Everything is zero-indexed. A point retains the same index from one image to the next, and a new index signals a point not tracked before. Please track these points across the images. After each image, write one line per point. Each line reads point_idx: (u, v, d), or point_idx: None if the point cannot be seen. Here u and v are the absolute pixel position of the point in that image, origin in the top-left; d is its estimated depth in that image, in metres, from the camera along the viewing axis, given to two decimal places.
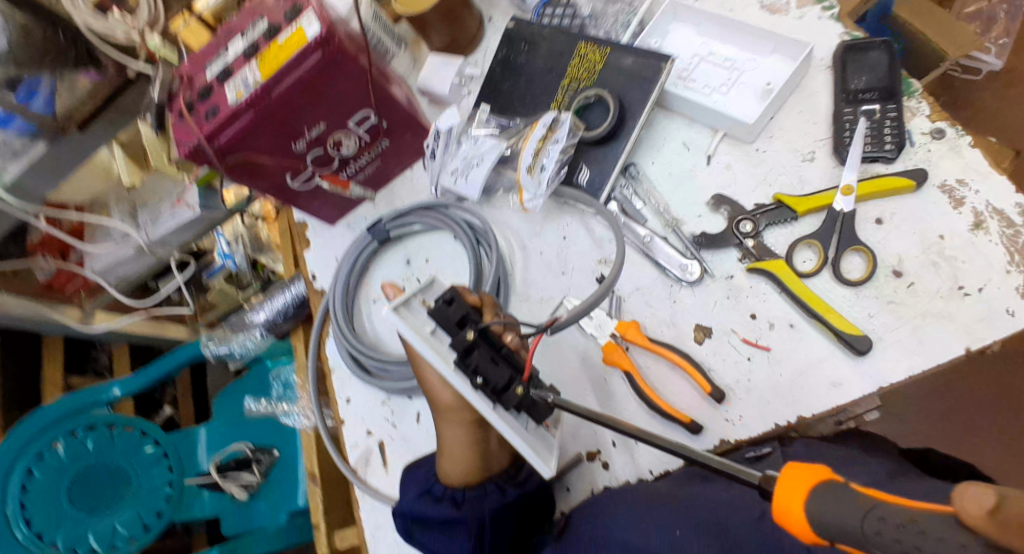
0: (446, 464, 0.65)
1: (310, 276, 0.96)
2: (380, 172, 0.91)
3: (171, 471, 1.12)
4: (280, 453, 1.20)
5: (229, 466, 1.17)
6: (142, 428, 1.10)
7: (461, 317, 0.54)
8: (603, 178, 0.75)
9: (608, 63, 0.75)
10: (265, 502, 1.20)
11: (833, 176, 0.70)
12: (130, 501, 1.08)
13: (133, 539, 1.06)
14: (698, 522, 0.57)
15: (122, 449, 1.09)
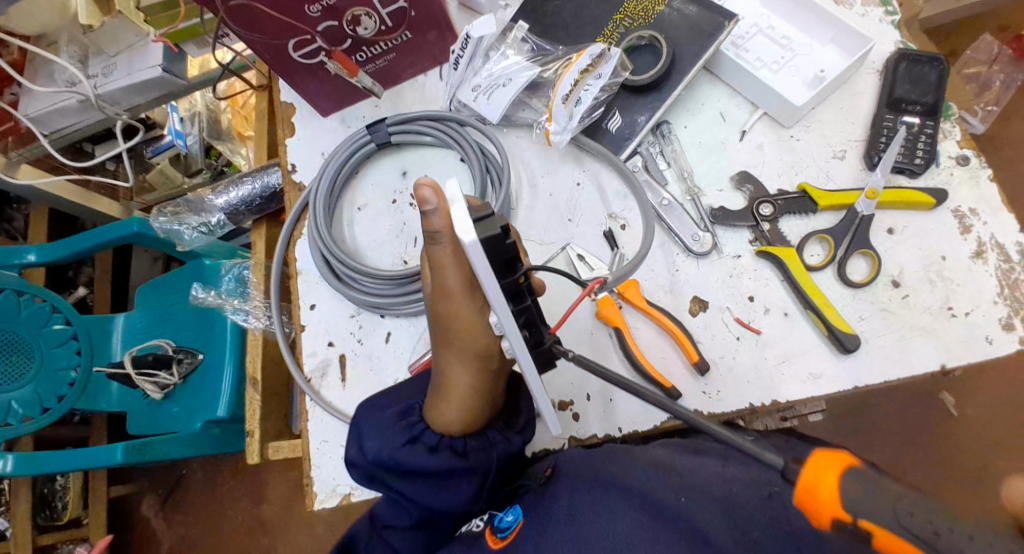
0: (443, 410, 0.59)
1: (289, 165, 0.88)
2: (392, 70, 0.84)
3: (77, 356, 1.07)
4: (206, 356, 1.13)
5: (145, 362, 1.10)
6: (54, 304, 1.05)
7: (515, 259, 0.46)
8: (635, 130, 0.72)
9: (669, 9, 0.73)
10: (176, 405, 1.15)
11: (858, 178, 0.70)
12: (34, 377, 1.02)
13: (29, 418, 1.02)
14: (703, 488, 0.53)
15: (28, 321, 1.02)
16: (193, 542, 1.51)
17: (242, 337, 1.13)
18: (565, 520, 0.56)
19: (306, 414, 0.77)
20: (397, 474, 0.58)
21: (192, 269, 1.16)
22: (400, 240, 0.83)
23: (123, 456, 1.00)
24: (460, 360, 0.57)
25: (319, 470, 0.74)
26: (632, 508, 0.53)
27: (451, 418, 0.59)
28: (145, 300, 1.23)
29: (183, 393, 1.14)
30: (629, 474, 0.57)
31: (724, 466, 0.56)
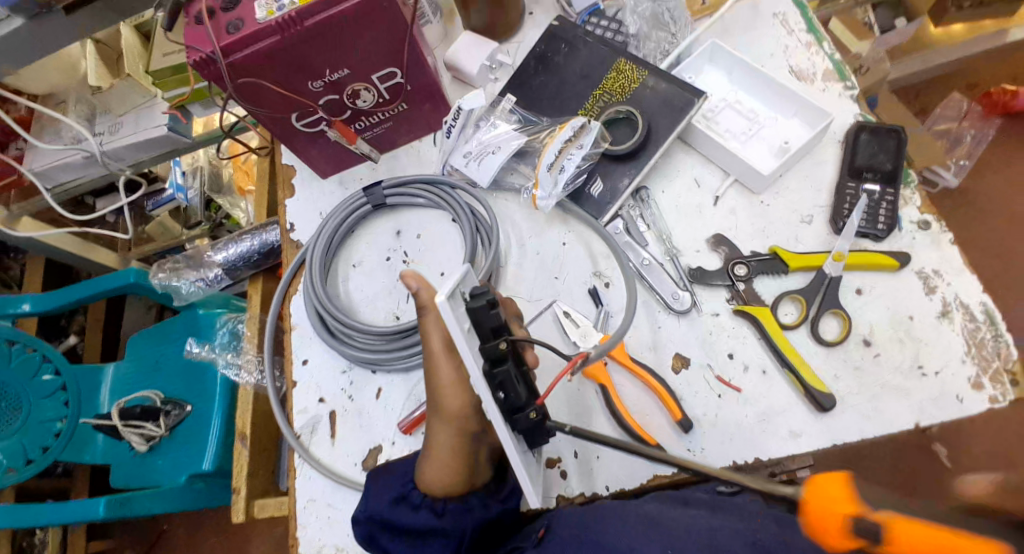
0: (435, 469, 0.62)
1: (288, 224, 0.92)
2: (388, 136, 0.89)
3: (65, 408, 1.09)
4: (195, 408, 1.14)
5: (132, 414, 1.11)
6: (44, 353, 1.06)
7: (500, 328, 0.53)
8: (616, 195, 0.77)
9: (643, 86, 0.78)
10: (162, 460, 1.14)
11: (826, 241, 0.74)
12: (19, 429, 1.03)
13: (10, 469, 1.02)
14: (696, 539, 0.54)
15: (18, 373, 1.03)
16: None
17: (232, 391, 1.14)
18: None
19: (294, 471, 0.77)
20: (392, 535, 0.63)
21: (189, 319, 1.18)
22: (392, 296, 0.86)
23: (104, 511, 0.98)
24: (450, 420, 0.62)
25: (305, 530, 0.75)
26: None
27: (443, 474, 0.62)
28: (133, 354, 1.24)
29: (168, 446, 1.14)
30: (620, 527, 0.57)
31: (711, 519, 0.57)
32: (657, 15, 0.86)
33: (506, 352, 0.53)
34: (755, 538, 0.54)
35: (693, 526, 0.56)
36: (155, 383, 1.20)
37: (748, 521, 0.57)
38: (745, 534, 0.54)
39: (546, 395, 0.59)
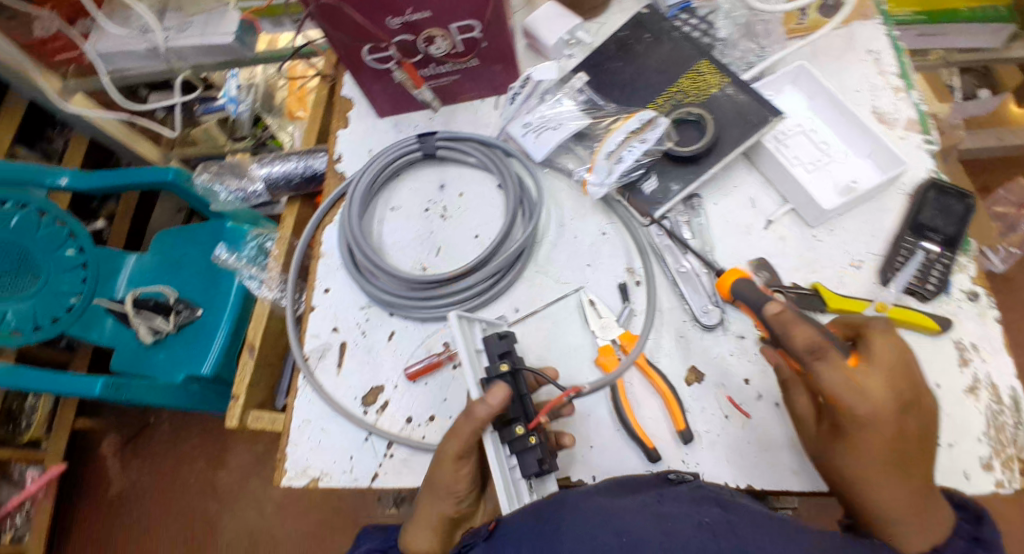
0: (416, 536, 0.62)
1: (336, 155, 0.92)
2: (452, 90, 0.88)
3: (82, 285, 1.11)
4: (204, 313, 1.18)
5: (146, 305, 1.14)
6: (71, 229, 1.09)
7: (506, 353, 0.67)
8: (664, 198, 0.75)
9: (722, 93, 0.76)
10: (164, 354, 1.17)
11: (871, 289, 0.72)
12: (35, 295, 1.06)
13: (16, 333, 1.04)
14: (653, 514, 0.54)
15: (42, 242, 1.06)
16: (142, 490, 1.51)
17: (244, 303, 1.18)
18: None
19: (295, 390, 0.79)
20: None
21: (213, 230, 1.23)
22: (423, 246, 0.85)
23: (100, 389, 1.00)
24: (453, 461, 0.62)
25: (294, 449, 0.76)
26: (578, 544, 0.51)
27: (427, 544, 0.62)
28: (155, 248, 1.26)
29: (173, 342, 1.16)
30: (573, 507, 0.56)
31: (661, 505, 0.56)
32: (750, 25, 0.85)
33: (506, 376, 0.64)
34: (702, 520, 0.52)
35: (648, 513, 0.54)
36: (173, 280, 1.23)
37: (698, 506, 0.56)
38: (692, 516, 0.53)
39: (541, 415, 0.64)
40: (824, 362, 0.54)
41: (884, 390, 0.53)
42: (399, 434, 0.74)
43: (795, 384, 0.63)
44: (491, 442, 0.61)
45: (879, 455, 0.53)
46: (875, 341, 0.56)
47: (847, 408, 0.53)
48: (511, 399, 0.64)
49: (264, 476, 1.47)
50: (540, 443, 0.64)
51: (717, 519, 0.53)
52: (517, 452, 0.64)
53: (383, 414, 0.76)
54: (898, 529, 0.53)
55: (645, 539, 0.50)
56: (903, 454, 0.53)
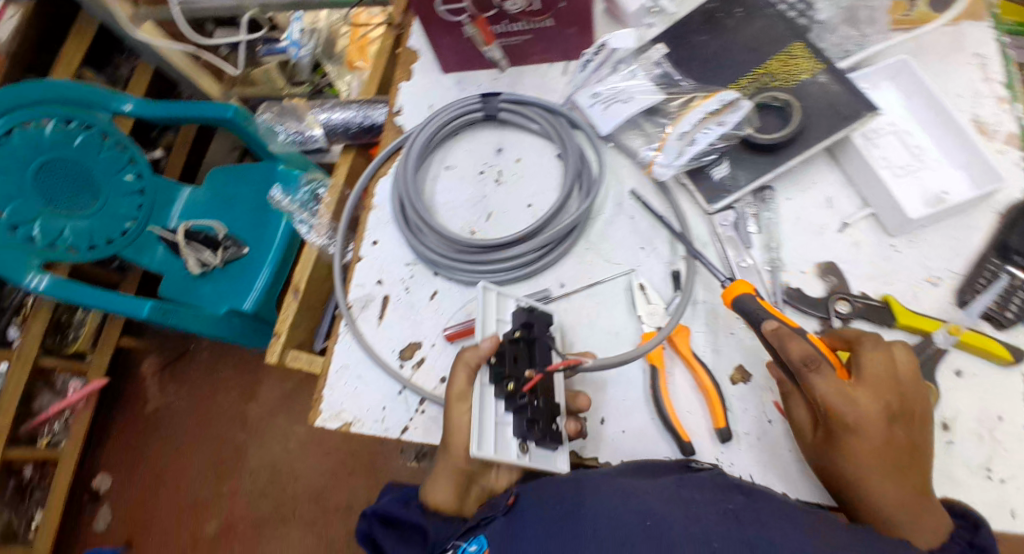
0: (435, 490, 0.64)
1: (395, 107, 0.91)
2: (522, 50, 0.85)
3: (137, 211, 1.16)
4: (250, 252, 1.21)
5: (195, 238, 1.15)
6: (132, 156, 1.13)
7: (526, 321, 0.67)
8: (734, 186, 0.72)
9: (814, 81, 0.71)
10: (210, 287, 1.20)
11: (944, 309, 0.67)
12: (93, 215, 1.09)
13: (73, 251, 1.06)
14: (672, 497, 0.53)
15: (104, 164, 1.09)
16: (177, 411, 1.58)
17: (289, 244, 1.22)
18: (535, 543, 0.52)
19: (336, 336, 0.80)
20: (386, 526, 0.66)
21: (263, 169, 1.25)
22: (474, 209, 0.84)
23: (148, 312, 1.03)
24: (457, 401, 0.63)
25: (330, 392, 0.77)
26: (599, 520, 0.51)
27: (444, 498, 0.64)
28: (209, 182, 1.27)
29: (220, 276, 1.20)
30: (592, 486, 0.56)
31: (680, 488, 0.54)
32: (853, 10, 0.77)
33: (517, 337, 0.65)
34: (727, 507, 0.51)
35: (669, 495, 0.53)
36: (223, 217, 1.25)
37: (720, 491, 0.54)
38: (715, 503, 0.51)
39: (537, 377, 0.63)
40: (819, 374, 0.56)
41: (870, 396, 0.55)
42: (431, 392, 0.74)
43: (793, 394, 0.62)
44: (478, 390, 0.62)
45: (876, 456, 0.54)
46: (863, 354, 0.58)
47: (838, 413, 0.55)
48: (517, 361, 0.64)
49: (291, 413, 1.51)
50: (533, 404, 0.63)
51: (741, 505, 0.51)
52: (512, 410, 0.63)
53: (418, 371, 0.76)
54: (903, 526, 0.54)
55: (667, 520, 0.50)
56: (897, 454, 0.55)
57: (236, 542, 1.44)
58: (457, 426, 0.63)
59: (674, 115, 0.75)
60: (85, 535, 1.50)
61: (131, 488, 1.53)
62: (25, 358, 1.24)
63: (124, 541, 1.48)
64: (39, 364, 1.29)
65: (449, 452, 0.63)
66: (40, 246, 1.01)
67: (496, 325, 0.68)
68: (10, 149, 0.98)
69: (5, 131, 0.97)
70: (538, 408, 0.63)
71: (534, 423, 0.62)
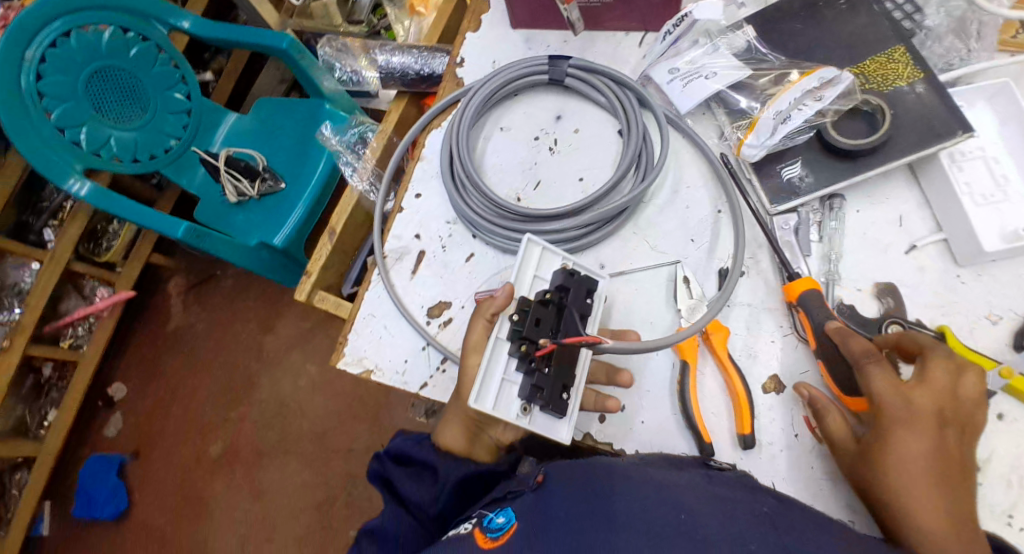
0: (447, 432, 0.68)
1: (458, 58, 0.88)
2: (598, 14, 0.81)
3: (182, 131, 1.16)
4: (287, 187, 1.20)
5: (235, 165, 1.16)
6: (183, 75, 1.13)
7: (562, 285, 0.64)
8: (803, 189, 0.69)
9: (910, 90, 0.67)
10: (243, 217, 1.21)
11: (999, 349, 0.63)
12: (140, 128, 1.08)
13: (117, 161, 1.07)
14: (708, 494, 0.53)
15: (156, 79, 1.10)
16: (197, 332, 1.61)
17: (325, 186, 1.20)
18: (566, 523, 0.53)
19: (368, 283, 0.80)
20: (399, 463, 0.69)
21: (312, 106, 1.22)
22: (523, 175, 0.81)
23: (181, 233, 1.03)
24: (474, 352, 0.63)
25: (356, 336, 0.77)
26: (630, 507, 0.51)
27: (455, 440, 0.67)
28: (256, 114, 1.27)
29: (255, 208, 1.20)
30: (623, 475, 0.56)
31: (712, 486, 0.55)
32: (963, 22, 0.71)
33: (546, 301, 0.63)
34: (761, 509, 0.51)
35: (702, 493, 0.53)
36: (264, 149, 1.24)
37: (753, 493, 0.54)
38: (751, 504, 0.52)
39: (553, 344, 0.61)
40: (877, 366, 0.57)
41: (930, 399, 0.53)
42: (454, 353, 0.73)
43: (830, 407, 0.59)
44: (491, 344, 0.61)
45: (926, 459, 0.51)
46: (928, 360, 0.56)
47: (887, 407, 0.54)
48: (540, 324, 0.62)
49: (305, 351, 1.54)
50: (542, 371, 0.61)
51: (775, 511, 0.51)
52: (522, 371, 0.62)
53: (444, 330, 0.76)
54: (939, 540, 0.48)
55: (701, 515, 0.50)
56: (946, 469, 0.51)
57: (238, 466, 1.48)
58: (470, 377, 0.63)
59: (765, 90, 0.73)
60: (95, 439, 1.55)
61: (144, 398, 1.57)
62: (58, 259, 1.27)
63: (132, 450, 1.53)
64: (70, 268, 1.32)
65: (460, 397, 0.65)
66: (85, 152, 1.02)
67: (530, 284, 0.66)
68: (67, 51, 0.97)
69: (64, 32, 0.97)
70: (543, 375, 0.61)
71: (538, 390, 0.61)
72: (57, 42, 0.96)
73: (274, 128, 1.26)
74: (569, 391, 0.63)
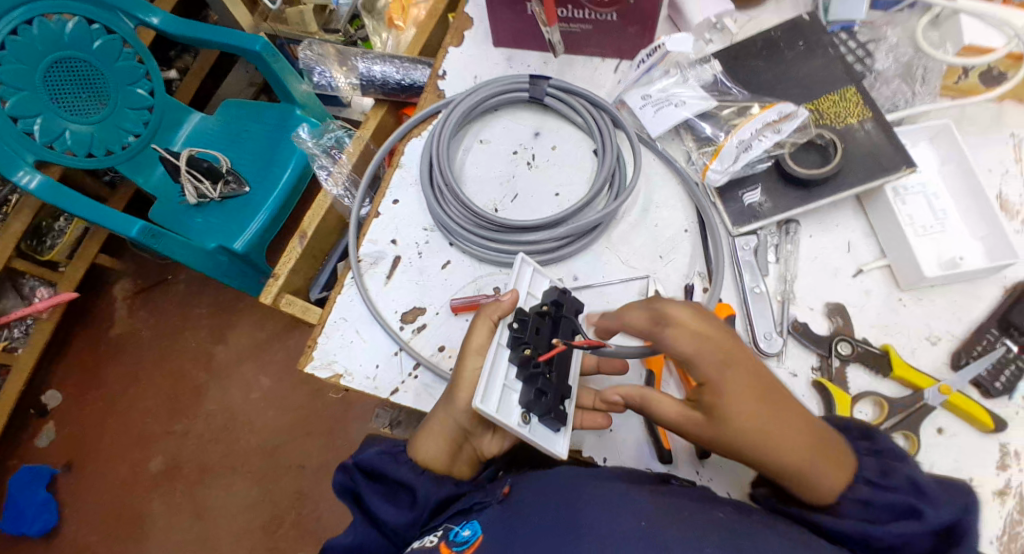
0: (426, 447, 0.68)
1: (440, 71, 0.90)
2: (579, 39, 0.85)
3: (142, 127, 1.13)
4: (250, 193, 1.17)
5: (197, 166, 1.11)
6: (148, 71, 1.09)
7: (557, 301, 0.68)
8: (762, 212, 0.73)
9: (860, 127, 0.73)
10: (202, 221, 1.17)
11: (939, 369, 0.68)
12: (99, 122, 1.05)
13: (71, 154, 1.04)
14: (664, 506, 0.55)
15: (118, 73, 1.06)
16: (141, 340, 1.54)
17: (287, 197, 1.17)
18: (540, 539, 0.55)
19: (341, 287, 0.79)
20: (369, 477, 0.68)
21: (283, 111, 1.20)
22: (501, 188, 0.83)
23: (134, 232, 1.00)
24: (474, 354, 0.66)
25: (326, 340, 0.77)
26: (597, 522, 0.54)
27: (435, 455, 0.68)
28: (223, 116, 1.25)
29: (212, 210, 1.17)
30: (588, 486, 0.59)
31: (674, 498, 0.57)
32: (910, 67, 0.79)
33: (545, 311, 0.67)
34: (717, 515, 0.54)
35: (661, 502, 0.56)
36: (230, 151, 1.22)
37: (705, 505, 0.56)
38: (710, 510, 0.55)
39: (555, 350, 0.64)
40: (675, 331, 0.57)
41: (717, 350, 0.56)
42: (428, 358, 0.74)
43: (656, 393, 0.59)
44: (495, 349, 0.63)
45: (757, 411, 0.54)
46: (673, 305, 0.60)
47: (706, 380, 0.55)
48: (539, 332, 0.66)
49: (259, 362, 1.49)
50: (546, 377, 0.63)
51: (727, 517, 0.54)
52: (523, 378, 0.64)
53: (417, 336, 0.76)
54: (815, 475, 0.53)
55: (663, 526, 0.52)
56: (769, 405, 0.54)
57: (179, 482, 1.41)
58: (469, 378, 0.66)
59: (727, 120, 0.78)
60: (23, 448, 1.45)
61: (81, 408, 1.49)
62: None
63: (64, 462, 1.44)
64: (9, 265, 1.25)
65: (453, 401, 0.67)
66: (38, 143, 0.99)
67: (526, 298, 0.69)
68: (28, 39, 0.95)
69: (26, 20, 0.95)
70: (547, 381, 0.63)
71: (541, 395, 0.62)
72: (18, 30, 0.94)
73: (242, 131, 1.24)
74: (566, 402, 0.65)
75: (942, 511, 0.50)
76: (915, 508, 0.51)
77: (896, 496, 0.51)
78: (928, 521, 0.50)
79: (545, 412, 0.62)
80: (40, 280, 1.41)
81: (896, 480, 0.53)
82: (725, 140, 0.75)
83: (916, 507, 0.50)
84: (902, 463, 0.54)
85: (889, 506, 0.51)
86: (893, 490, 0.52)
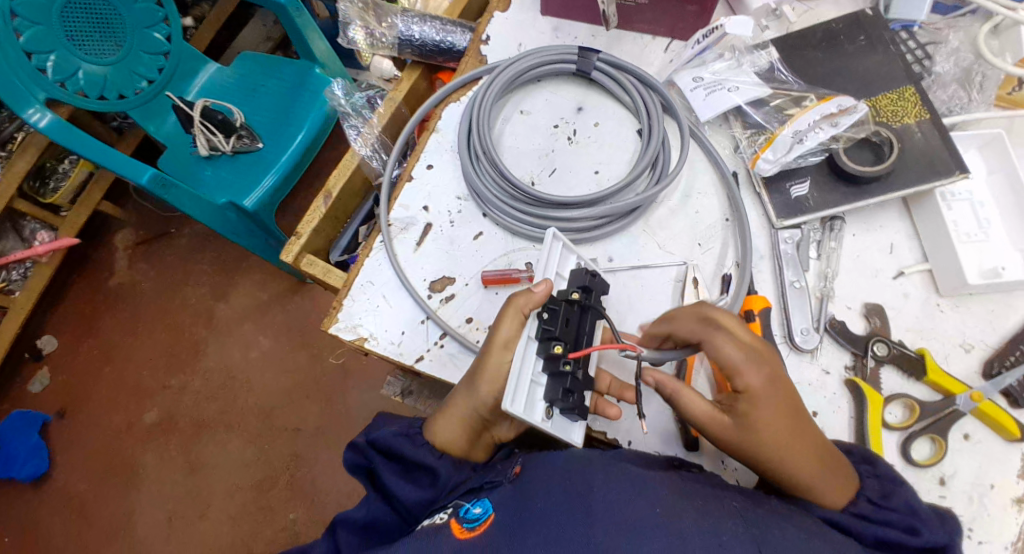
0: (444, 429, 0.65)
1: (484, 35, 0.88)
2: (632, 13, 0.83)
3: (157, 73, 1.08)
4: (264, 149, 1.14)
5: (212, 118, 1.07)
6: (167, 15, 1.04)
7: (588, 286, 0.65)
8: (809, 206, 0.72)
9: (915, 128, 0.72)
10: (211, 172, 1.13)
11: (971, 377, 0.68)
12: (113, 64, 1.01)
13: (82, 95, 0.99)
14: (684, 491, 0.54)
15: (137, 15, 1.01)
16: (141, 293, 1.51)
17: (302, 157, 1.13)
18: (551, 527, 0.52)
19: (369, 250, 0.77)
20: (385, 456, 0.65)
21: (301, 67, 1.16)
22: (540, 161, 0.81)
23: (146, 181, 0.96)
24: (500, 350, 0.61)
25: (351, 303, 0.75)
26: (610, 507, 0.51)
27: (452, 439, 0.65)
28: (241, 68, 1.21)
29: (224, 163, 1.13)
30: (601, 471, 0.56)
31: (686, 483, 0.55)
32: (969, 72, 0.77)
33: (574, 300, 0.63)
34: (731, 503, 0.53)
35: (675, 487, 0.54)
36: (248, 105, 1.18)
37: (721, 490, 0.55)
38: (723, 498, 0.53)
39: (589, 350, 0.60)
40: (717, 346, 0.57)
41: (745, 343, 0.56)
42: (455, 329, 0.72)
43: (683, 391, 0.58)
44: (524, 344, 0.60)
45: (779, 422, 0.54)
46: (723, 313, 0.60)
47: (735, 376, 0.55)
48: (568, 323, 0.63)
49: (259, 323, 1.47)
50: (575, 375, 0.61)
51: (745, 506, 0.53)
52: (548, 372, 0.62)
53: (445, 306, 0.74)
54: (817, 486, 0.54)
55: (677, 513, 0.50)
56: (791, 412, 0.55)
57: (174, 437, 1.39)
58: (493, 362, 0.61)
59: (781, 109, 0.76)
60: (16, 393, 1.43)
61: (76, 359, 1.46)
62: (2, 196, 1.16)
63: (58, 409, 1.42)
64: (12, 204, 1.21)
65: (475, 389, 0.62)
66: (50, 81, 0.95)
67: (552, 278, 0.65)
68: None
69: None
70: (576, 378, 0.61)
71: (569, 394, 0.61)
72: None
73: (261, 84, 1.20)
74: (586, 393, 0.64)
75: (936, 533, 0.53)
76: (915, 530, 0.53)
77: (894, 516, 0.54)
78: (925, 539, 0.53)
79: (570, 408, 0.61)
80: (42, 224, 1.37)
81: (895, 502, 0.55)
82: (779, 128, 0.74)
83: (915, 526, 0.53)
84: (900, 488, 0.56)
85: (888, 523, 0.53)
86: (893, 510, 0.54)
